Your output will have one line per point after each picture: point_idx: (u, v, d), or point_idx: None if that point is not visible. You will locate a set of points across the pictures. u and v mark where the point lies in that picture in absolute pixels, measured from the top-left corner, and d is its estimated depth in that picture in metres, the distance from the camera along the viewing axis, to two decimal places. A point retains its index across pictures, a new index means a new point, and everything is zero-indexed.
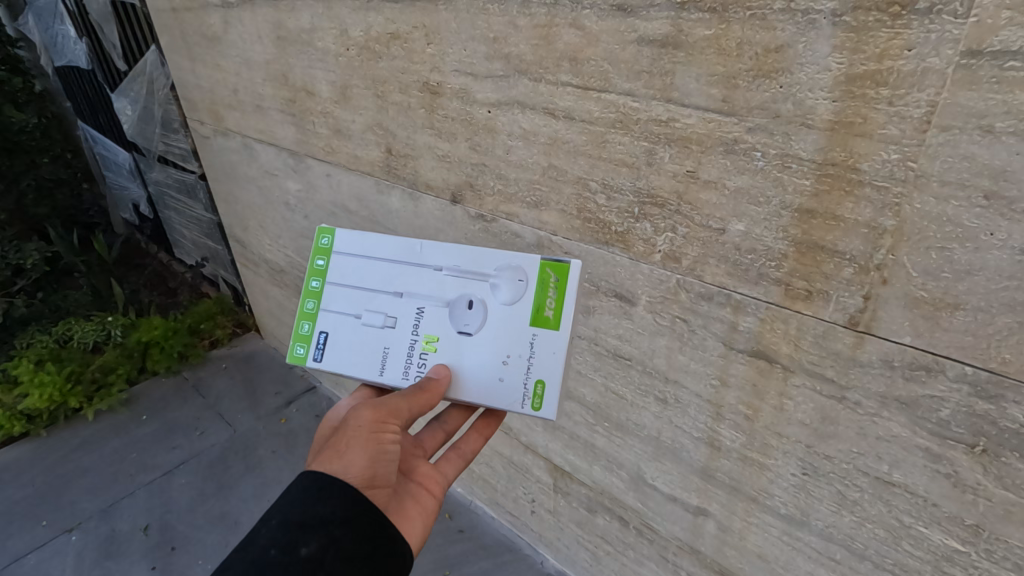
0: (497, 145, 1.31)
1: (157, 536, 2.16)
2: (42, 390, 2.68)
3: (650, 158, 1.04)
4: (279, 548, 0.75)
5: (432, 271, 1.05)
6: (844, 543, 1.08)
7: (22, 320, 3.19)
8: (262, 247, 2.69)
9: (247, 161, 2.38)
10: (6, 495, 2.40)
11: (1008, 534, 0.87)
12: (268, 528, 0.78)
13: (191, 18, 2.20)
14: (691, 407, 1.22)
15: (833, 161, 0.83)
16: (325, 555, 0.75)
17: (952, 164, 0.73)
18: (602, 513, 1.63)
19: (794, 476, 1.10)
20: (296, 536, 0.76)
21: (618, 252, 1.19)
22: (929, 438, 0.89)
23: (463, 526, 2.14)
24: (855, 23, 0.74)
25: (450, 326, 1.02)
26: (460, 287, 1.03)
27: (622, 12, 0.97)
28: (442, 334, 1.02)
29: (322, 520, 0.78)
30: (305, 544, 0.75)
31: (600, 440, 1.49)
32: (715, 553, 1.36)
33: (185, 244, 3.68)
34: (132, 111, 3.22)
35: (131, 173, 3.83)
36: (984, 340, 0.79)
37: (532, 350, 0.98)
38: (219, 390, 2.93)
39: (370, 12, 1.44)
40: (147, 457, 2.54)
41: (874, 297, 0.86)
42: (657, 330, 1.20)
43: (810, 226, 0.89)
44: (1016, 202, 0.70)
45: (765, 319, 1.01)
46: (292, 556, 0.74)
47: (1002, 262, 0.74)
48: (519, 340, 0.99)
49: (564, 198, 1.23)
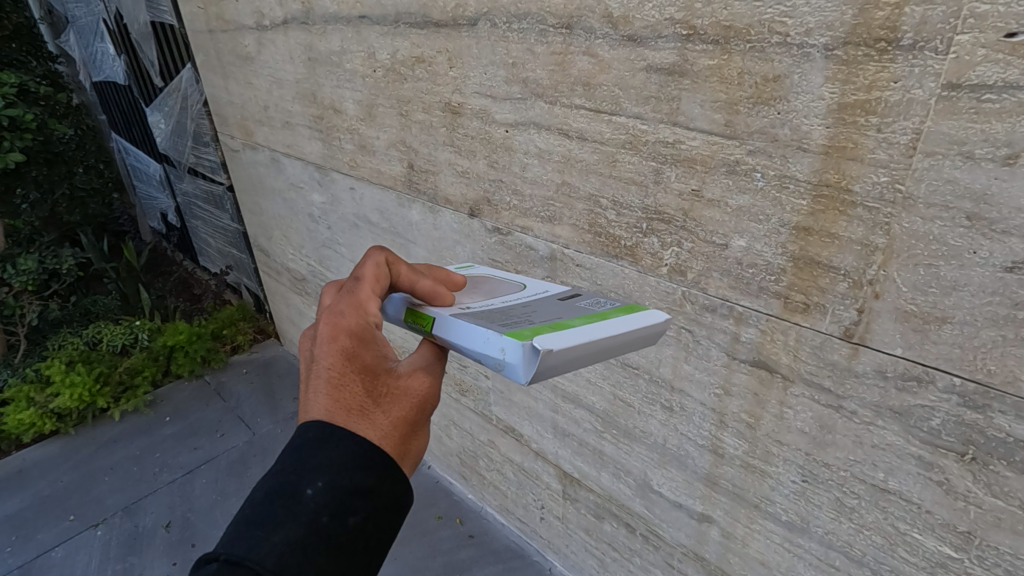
0: (514, 162, 1.39)
1: (178, 532, 2.24)
2: (72, 389, 2.80)
3: (657, 177, 1.11)
4: (329, 514, 0.75)
5: None
6: (843, 549, 1.12)
7: (55, 322, 3.35)
8: (285, 256, 2.79)
9: (274, 173, 2.49)
10: (36, 490, 2.51)
11: (998, 541, 0.90)
12: (315, 491, 0.75)
13: (226, 39, 2.33)
14: (696, 414, 1.27)
15: (827, 183, 0.89)
16: (365, 524, 0.77)
17: (936, 187, 0.79)
18: (609, 519, 1.67)
19: (794, 483, 1.15)
20: (346, 503, 0.76)
21: (627, 265, 1.25)
22: (922, 446, 0.94)
23: (473, 531, 2.19)
24: (847, 57, 0.81)
25: None
26: None
27: (632, 42, 1.05)
28: None
29: (369, 489, 0.78)
30: (354, 514, 0.76)
31: (608, 446, 1.54)
32: (719, 560, 1.39)
33: (210, 251, 3.81)
34: (165, 125, 3.38)
35: (160, 183, 3.99)
36: (971, 352, 0.83)
37: None
38: (239, 394, 3.02)
39: (397, 37, 1.54)
40: (170, 457, 2.63)
41: (868, 310, 0.91)
42: (663, 340, 1.26)
43: (807, 242, 0.94)
44: (996, 223, 0.75)
45: (766, 330, 1.06)
46: (340, 525, 0.75)
47: (984, 278, 0.79)
48: None
49: (576, 213, 1.30)
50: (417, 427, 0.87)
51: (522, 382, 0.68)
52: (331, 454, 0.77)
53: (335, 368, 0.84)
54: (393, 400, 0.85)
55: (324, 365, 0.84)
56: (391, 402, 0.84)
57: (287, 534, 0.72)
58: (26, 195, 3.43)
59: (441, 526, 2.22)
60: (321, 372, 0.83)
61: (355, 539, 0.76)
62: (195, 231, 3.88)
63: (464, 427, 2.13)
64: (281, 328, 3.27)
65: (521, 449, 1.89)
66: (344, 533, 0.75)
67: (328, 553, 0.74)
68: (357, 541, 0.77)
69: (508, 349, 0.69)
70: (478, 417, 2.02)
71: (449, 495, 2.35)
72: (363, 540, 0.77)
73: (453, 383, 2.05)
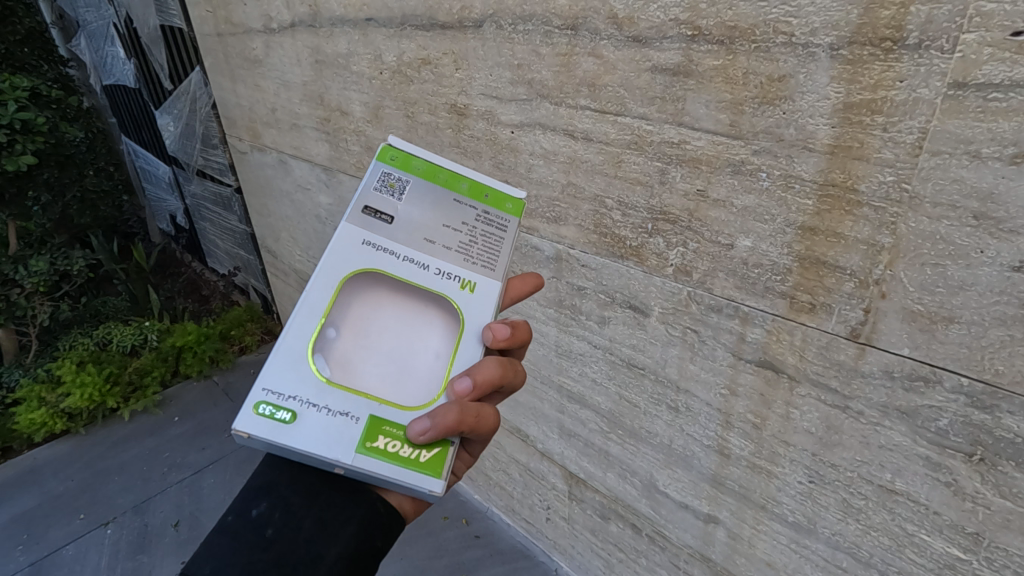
0: (520, 163, 1.39)
1: (186, 531, 2.25)
2: (83, 389, 2.83)
3: (663, 177, 1.11)
4: (234, 514, 0.77)
5: None
6: (850, 551, 1.12)
7: (66, 323, 3.38)
8: (293, 258, 2.81)
9: (282, 175, 2.50)
10: (47, 489, 2.53)
11: (1007, 543, 0.90)
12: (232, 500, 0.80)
13: (234, 42, 2.35)
14: (701, 415, 1.27)
15: (833, 183, 0.89)
16: (273, 512, 0.76)
17: (942, 186, 0.79)
18: (615, 520, 1.67)
19: (801, 484, 1.14)
20: (250, 498, 0.78)
21: (632, 266, 1.25)
22: (930, 446, 0.93)
23: (479, 532, 2.19)
24: (852, 56, 0.81)
25: None
26: None
27: (638, 43, 1.05)
28: None
29: (270, 482, 0.79)
30: (255, 505, 0.77)
31: (614, 447, 1.54)
32: (725, 561, 1.39)
33: (218, 253, 3.84)
34: (174, 127, 3.42)
35: (169, 185, 4.02)
36: (978, 352, 0.83)
37: None
38: (246, 394, 3.05)
39: (403, 39, 1.54)
40: (178, 457, 2.65)
41: (874, 310, 0.91)
42: (669, 340, 1.26)
43: (813, 242, 0.94)
44: (1003, 222, 0.75)
45: (772, 330, 1.06)
46: (243, 518, 0.76)
47: (992, 278, 0.78)
48: None
49: (582, 214, 1.30)
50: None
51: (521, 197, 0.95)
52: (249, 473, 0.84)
53: None
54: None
55: None
56: None
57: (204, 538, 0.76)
58: (38, 197, 3.42)
59: (447, 526, 2.23)
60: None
61: (262, 527, 0.74)
62: (203, 233, 3.92)
63: None
64: None
65: (527, 449, 1.90)
66: (252, 524, 0.75)
67: (231, 545, 0.73)
68: (264, 530, 0.74)
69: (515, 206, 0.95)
70: None
71: (455, 496, 2.36)
72: (271, 526, 0.75)
73: None
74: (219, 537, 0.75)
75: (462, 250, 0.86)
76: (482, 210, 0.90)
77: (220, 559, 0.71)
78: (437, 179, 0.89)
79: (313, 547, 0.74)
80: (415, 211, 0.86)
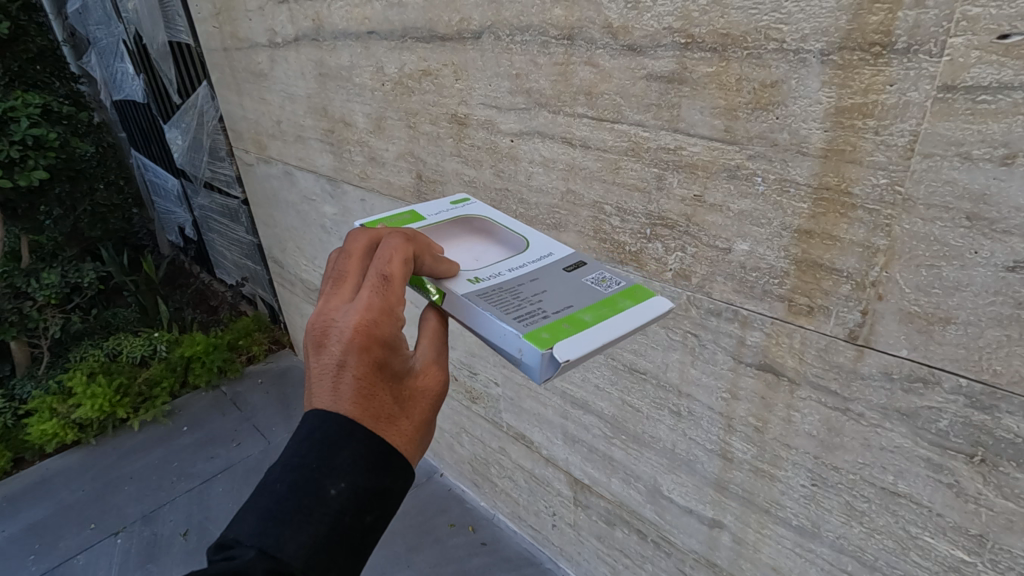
0: (519, 171, 1.41)
1: (196, 541, 2.27)
2: (93, 400, 2.85)
3: (660, 183, 1.12)
4: (351, 513, 0.73)
5: None
6: (855, 554, 1.12)
7: (76, 335, 3.41)
8: (299, 268, 2.84)
9: (288, 186, 2.54)
10: (59, 499, 2.56)
11: (1011, 544, 0.89)
12: (339, 492, 0.73)
13: (240, 57, 2.40)
14: (704, 419, 1.27)
15: (827, 186, 0.89)
16: (383, 520, 0.77)
17: (935, 188, 0.79)
18: (621, 525, 1.67)
19: (804, 487, 1.14)
20: (369, 504, 0.75)
21: (632, 271, 1.26)
22: (930, 447, 0.93)
23: (486, 539, 2.18)
24: (842, 61, 0.82)
25: None
26: None
27: (632, 52, 1.06)
28: None
29: (391, 491, 0.78)
30: (374, 513, 0.75)
31: (617, 452, 1.54)
32: (730, 565, 1.39)
33: (226, 263, 3.88)
34: (182, 141, 3.48)
35: (178, 198, 4.08)
36: (975, 353, 0.83)
37: None
38: (254, 403, 3.08)
39: (404, 51, 1.57)
40: (187, 466, 2.68)
41: (871, 311, 0.91)
42: (670, 344, 1.26)
43: (810, 245, 0.95)
44: (996, 223, 0.76)
45: (771, 333, 1.06)
46: (362, 522, 0.74)
47: (987, 279, 0.79)
48: None
49: (582, 220, 1.31)
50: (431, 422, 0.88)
51: (539, 382, 0.77)
52: (356, 455, 0.74)
53: (387, 404, 0.79)
54: (423, 408, 0.84)
55: (398, 414, 0.80)
56: (412, 405, 0.82)
57: (317, 531, 0.71)
58: (49, 211, 3.46)
59: (454, 533, 2.22)
60: (336, 375, 0.78)
61: (373, 533, 0.77)
62: (211, 244, 3.96)
63: (476, 434, 2.14)
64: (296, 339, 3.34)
65: (532, 455, 1.89)
66: (365, 530, 0.75)
67: (347, 548, 0.73)
68: (373, 535, 0.77)
69: (528, 352, 0.77)
70: (489, 424, 2.03)
71: (461, 503, 2.35)
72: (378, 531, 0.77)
73: (464, 391, 2.06)
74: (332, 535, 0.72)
75: (517, 292, 0.90)
76: (550, 313, 0.84)
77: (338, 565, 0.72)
78: (598, 304, 0.88)
79: None
80: (574, 279, 0.96)
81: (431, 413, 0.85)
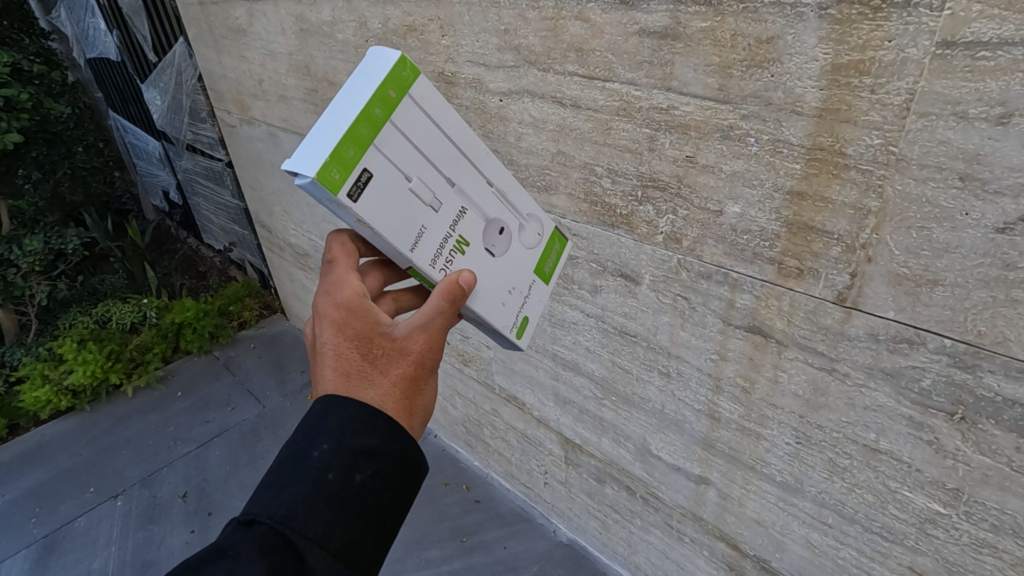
0: (509, 132, 1.38)
1: (195, 503, 2.32)
2: (85, 366, 2.85)
3: (652, 144, 1.10)
4: (334, 471, 0.78)
5: (483, 184, 0.93)
6: (835, 507, 1.16)
7: (65, 302, 3.38)
8: (287, 232, 2.81)
9: (272, 148, 2.48)
10: (57, 463, 2.59)
11: (986, 497, 0.93)
12: (320, 452, 0.80)
13: (217, 11, 2.29)
14: (692, 380, 1.29)
15: (821, 147, 0.88)
16: (375, 480, 0.81)
17: (930, 148, 0.78)
18: (611, 483, 1.71)
19: (788, 445, 1.17)
20: (353, 463, 0.80)
21: (623, 234, 1.25)
22: (913, 406, 0.95)
23: (480, 497, 2.24)
24: (841, 16, 0.79)
25: (479, 242, 0.92)
26: (497, 213, 0.95)
27: (624, 6, 1.02)
28: (472, 243, 0.90)
29: (376, 450, 0.82)
30: (359, 471, 0.80)
31: (608, 413, 1.57)
32: (716, 519, 1.44)
33: (213, 228, 3.81)
34: (161, 102, 3.37)
35: (160, 161, 3.98)
36: (960, 314, 0.84)
37: (528, 288, 1.00)
38: (247, 368, 3.09)
39: (388, 5, 1.51)
40: (183, 430, 2.70)
41: (860, 274, 0.92)
42: (660, 308, 1.27)
43: (801, 207, 0.94)
44: (989, 183, 0.75)
45: (760, 296, 1.07)
46: (348, 481, 0.79)
47: (976, 240, 0.79)
48: (519, 272, 0.99)
49: (572, 182, 1.29)
50: (423, 381, 0.89)
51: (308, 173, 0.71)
52: (335, 418, 0.82)
53: (353, 364, 0.86)
54: (396, 364, 0.86)
55: (367, 371, 0.85)
56: (385, 361, 0.86)
57: (300, 491, 0.77)
58: (28, 175, 3.39)
59: (449, 492, 2.27)
60: (323, 351, 0.88)
61: (364, 496, 0.80)
62: (197, 209, 3.89)
63: (469, 396, 2.16)
64: (287, 304, 3.33)
65: (524, 417, 1.93)
66: (355, 491, 0.79)
67: (337, 506, 0.77)
68: (365, 497, 0.80)
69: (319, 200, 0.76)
70: (481, 386, 2.06)
71: (455, 462, 2.40)
72: (371, 494, 0.81)
73: (456, 354, 2.08)
74: (319, 492, 0.77)
75: None
76: None
77: (329, 522, 0.76)
78: None
79: (395, 515, 0.85)
80: None
81: (415, 372, 0.88)
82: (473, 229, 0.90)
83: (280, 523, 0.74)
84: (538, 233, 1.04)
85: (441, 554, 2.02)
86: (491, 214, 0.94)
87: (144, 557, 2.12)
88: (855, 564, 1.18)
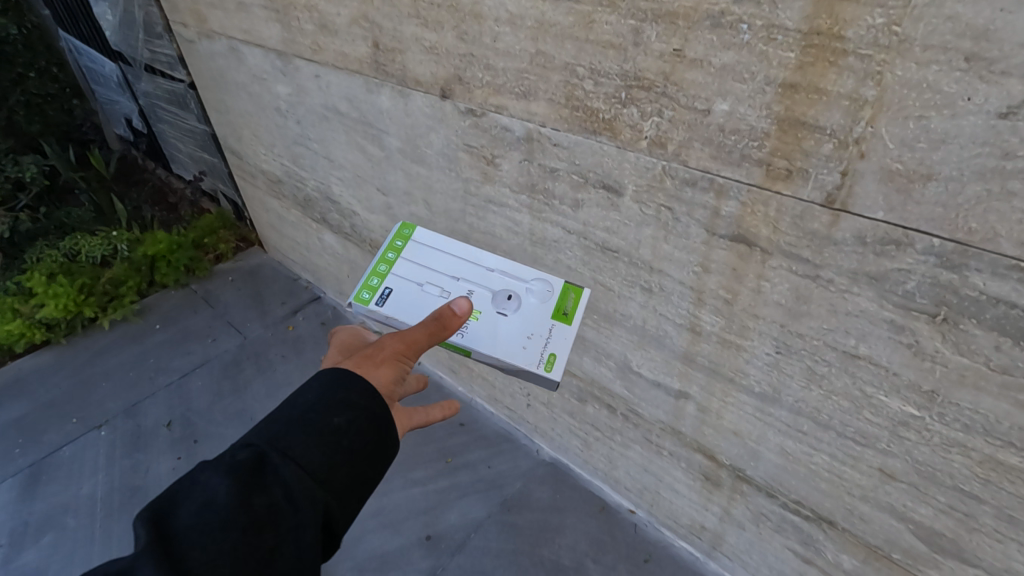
0: (484, 32, 1.27)
1: (180, 431, 2.32)
2: (56, 300, 2.77)
3: (637, 38, 1.02)
4: (313, 412, 0.86)
5: (484, 269, 1.26)
6: (811, 415, 1.17)
7: (29, 235, 3.25)
8: (258, 158, 2.68)
9: (235, 65, 2.31)
10: (37, 396, 2.56)
11: (959, 397, 0.93)
12: (302, 396, 0.89)
13: None
14: (674, 294, 1.26)
15: (818, 30, 0.81)
16: (346, 427, 0.86)
17: (936, 26, 0.72)
18: (592, 401, 1.73)
19: (768, 355, 1.17)
20: (330, 409, 0.87)
21: (606, 141, 1.19)
22: (895, 310, 0.94)
23: (464, 420, 2.26)
24: None
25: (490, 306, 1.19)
26: (504, 282, 1.23)
27: None
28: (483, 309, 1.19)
29: (349, 402, 0.89)
30: (335, 416, 0.86)
31: (589, 332, 1.56)
32: (694, 432, 1.46)
33: (181, 157, 3.64)
34: (113, 17, 3.12)
35: (119, 85, 3.73)
36: (952, 211, 0.81)
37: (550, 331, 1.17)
38: (227, 300, 3.04)
39: None
40: (164, 362, 2.68)
41: (851, 173, 0.87)
42: (643, 220, 1.22)
43: (793, 101, 0.88)
44: (995, 63, 0.70)
45: (746, 202, 1.02)
46: (323, 421, 0.85)
47: (977, 128, 0.74)
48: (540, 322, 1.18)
49: (552, 85, 1.21)
50: (391, 360, 0.98)
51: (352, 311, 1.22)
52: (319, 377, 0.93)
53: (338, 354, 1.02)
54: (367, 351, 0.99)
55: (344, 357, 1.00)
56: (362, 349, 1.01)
57: (282, 421, 0.85)
58: None
59: (433, 416, 2.29)
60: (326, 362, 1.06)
61: (337, 441, 0.85)
62: (163, 137, 3.69)
63: None
64: (263, 235, 3.23)
65: None
66: (330, 429, 0.85)
67: (308, 440, 0.83)
68: (340, 439, 0.85)
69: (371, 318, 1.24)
70: None
71: (440, 388, 2.42)
72: (344, 441, 0.85)
73: None
74: (296, 428, 0.84)
75: None
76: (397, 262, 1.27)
77: (301, 454, 0.81)
78: None
79: (366, 471, 0.87)
80: None
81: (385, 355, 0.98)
82: (482, 300, 1.20)
83: (259, 446, 0.81)
84: (548, 288, 1.24)
85: (426, 474, 2.07)
86: (496, 287, 1.22)
87: (132, 483, 2.14)
88: (827, 469, 1.21)
